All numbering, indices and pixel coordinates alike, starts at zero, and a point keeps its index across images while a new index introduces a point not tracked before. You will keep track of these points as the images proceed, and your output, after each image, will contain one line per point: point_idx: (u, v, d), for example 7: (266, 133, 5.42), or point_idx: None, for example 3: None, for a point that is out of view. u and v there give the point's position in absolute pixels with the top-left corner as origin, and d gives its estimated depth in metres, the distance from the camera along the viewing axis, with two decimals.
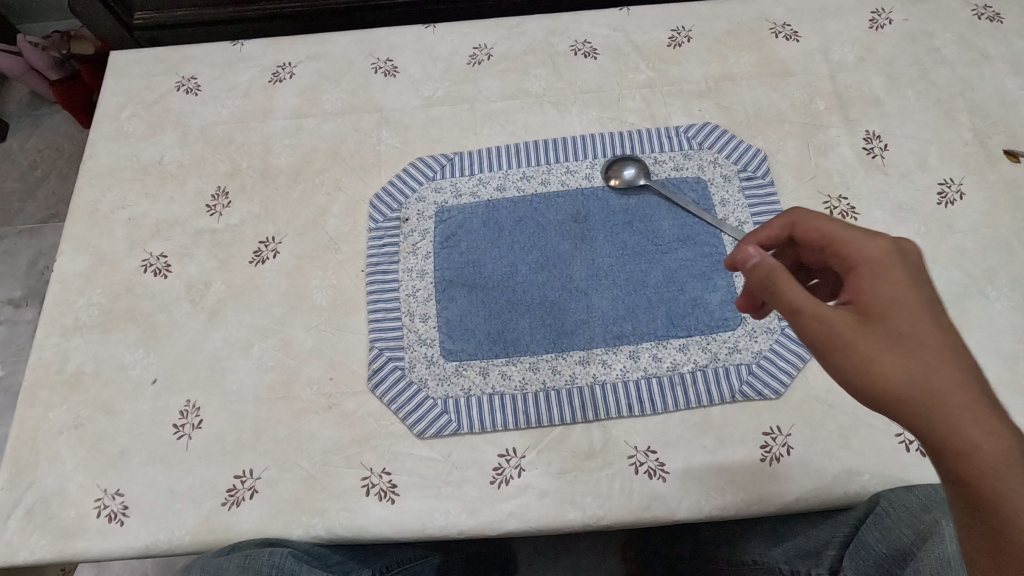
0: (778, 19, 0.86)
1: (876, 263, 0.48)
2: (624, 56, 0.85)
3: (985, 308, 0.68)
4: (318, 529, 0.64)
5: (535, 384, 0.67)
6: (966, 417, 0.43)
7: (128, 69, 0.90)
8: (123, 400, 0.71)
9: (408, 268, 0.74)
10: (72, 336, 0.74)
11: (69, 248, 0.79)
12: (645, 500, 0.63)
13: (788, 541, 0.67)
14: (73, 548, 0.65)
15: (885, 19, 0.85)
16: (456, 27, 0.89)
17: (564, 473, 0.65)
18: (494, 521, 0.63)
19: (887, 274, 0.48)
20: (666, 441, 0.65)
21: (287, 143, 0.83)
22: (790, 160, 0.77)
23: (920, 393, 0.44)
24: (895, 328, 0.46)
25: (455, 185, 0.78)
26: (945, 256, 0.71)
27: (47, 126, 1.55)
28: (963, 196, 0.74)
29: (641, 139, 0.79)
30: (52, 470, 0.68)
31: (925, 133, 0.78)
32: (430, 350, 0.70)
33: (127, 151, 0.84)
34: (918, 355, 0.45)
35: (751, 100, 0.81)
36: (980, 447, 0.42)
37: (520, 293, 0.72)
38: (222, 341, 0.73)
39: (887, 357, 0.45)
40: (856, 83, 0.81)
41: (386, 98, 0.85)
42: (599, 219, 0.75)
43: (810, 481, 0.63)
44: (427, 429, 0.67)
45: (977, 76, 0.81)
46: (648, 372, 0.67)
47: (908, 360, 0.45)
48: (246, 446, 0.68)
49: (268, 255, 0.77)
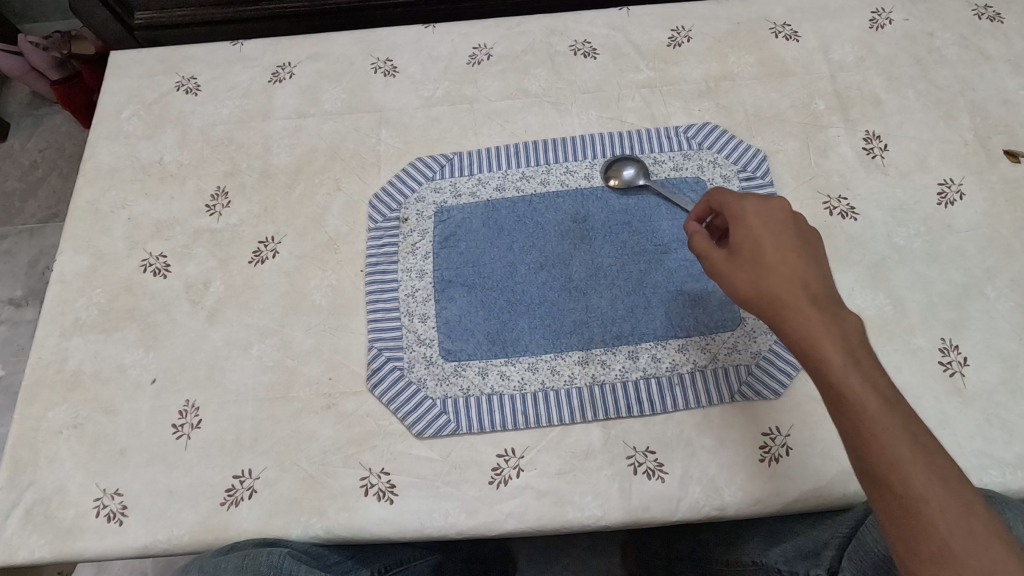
0: (778, 19, 0.86)
1: (748, 216, 0.56)
2: (624, 56, 0.85)
3: (985, 308, 0.68)
4: (317, 529, 0.64)
5: (534, 384, 0.67)
6: (820, 335, 0.50)
7: (128, 69, 0.90)
8: (122, 400, 0.71)
9: (408, 268, 0.74)
10: (71, 336, 0.74)
11: (69, 248, 0.79)
12: (644, 501, 0.63)
13: (787, 542, 0.67)
14: (72, 547, 0.65)
15: (885, 19, 0.85)
16: (456, 27, 0.89)
17: (563, 473, 0.65)
18: (493, 522, 0.63)
19: (753, 218, 0.56)
20: (665, 441, 0.65)
21: (287, 143, 0.83)
22: (790, 160, 0.77)
23: (781, 319, 0.52)
24: (757, 268, 0.54)
25: (454, 185, 0.78)
26: (945, 257, 0.71)
27: (48, 126, 1.56)
28: (962, 196, 0.74)
29: (641, 139, 0.79)
30: (51, 469, 0.68)
31: (925, 133, 0.78)
32: (430, 350, 0.70)
33: (127, 151, 0.84)
34: (775, 288, 0.53)
35: (751, 100, 0.81)
36: (831, 361, 0.49)
37: (519, 293, 0.72)
38: (221, 340, 0.73)
39: (751, 290, 0.54)
40: (856, 83, 0.81)
41: (386, 98, 0.85)
42: (598, 219, 0.75)
43: (809, 482, 0.63)
44: (426, 429, 0.67)
45: (977, 76, 0.80)
46: (647, 372, 0.67)
47: (771, 291, 0.53)
48: (245, 445, 0.68)
49: (267, 255, 0.77)
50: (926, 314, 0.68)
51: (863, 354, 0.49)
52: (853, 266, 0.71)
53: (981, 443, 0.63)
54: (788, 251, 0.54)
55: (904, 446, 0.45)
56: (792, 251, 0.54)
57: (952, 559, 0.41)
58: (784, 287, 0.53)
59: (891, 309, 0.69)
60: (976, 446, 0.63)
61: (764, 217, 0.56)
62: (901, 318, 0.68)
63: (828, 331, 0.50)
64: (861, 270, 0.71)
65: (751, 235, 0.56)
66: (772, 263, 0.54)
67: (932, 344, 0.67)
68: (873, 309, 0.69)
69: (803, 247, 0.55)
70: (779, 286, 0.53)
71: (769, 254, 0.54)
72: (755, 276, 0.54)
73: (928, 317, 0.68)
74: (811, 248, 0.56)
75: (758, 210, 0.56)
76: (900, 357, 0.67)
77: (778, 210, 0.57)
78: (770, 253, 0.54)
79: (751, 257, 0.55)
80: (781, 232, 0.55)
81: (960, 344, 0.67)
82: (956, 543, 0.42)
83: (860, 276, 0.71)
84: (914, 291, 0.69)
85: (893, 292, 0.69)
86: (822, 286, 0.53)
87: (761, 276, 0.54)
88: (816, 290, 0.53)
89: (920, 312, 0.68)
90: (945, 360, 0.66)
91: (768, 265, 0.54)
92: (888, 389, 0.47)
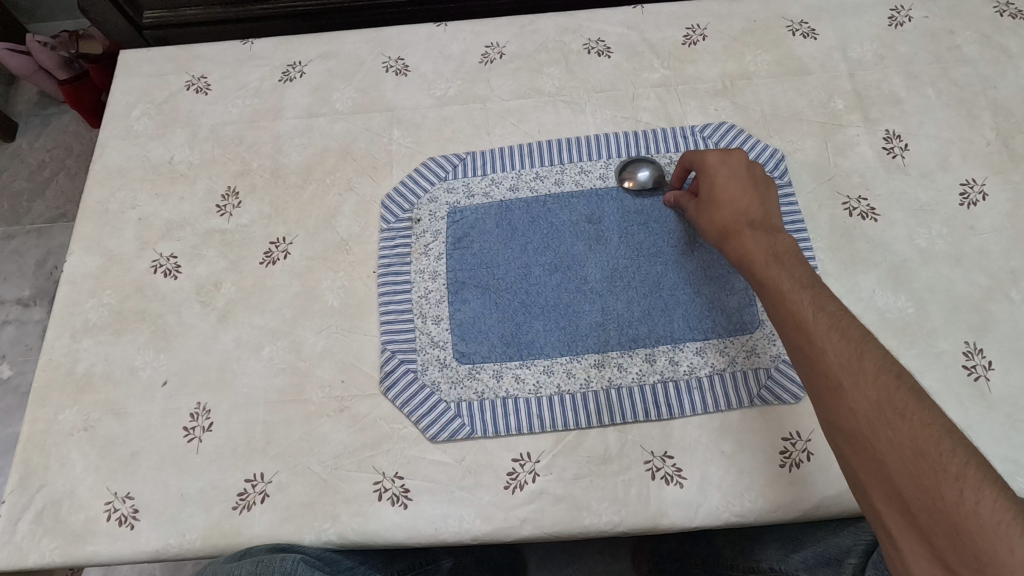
0: (795, 17, 0.85)
1: (704, 159, 0.66)
2: (639, 55, 0.84)
3: (1010, 311, 0.67)
4: (330, 534, 0.63)
5: (550, 388, 0.66)
6: (756, 251, 0.60)
7: (138, 68, 0.89)
8: (133, 402, 0.70)
9: (421, 269, 0.73)
10: (82, 338, 0.73)
11: (80, 248, 0.78)
12: (663, 507, 0.62)
13: (806, 548, 0.65)
14: (84, 551, 0.64)
15: (904, 16, 0.83)
16: (468, 26, 0.88)
17: (579, 478, 0.64)
18: (509, 527, 0.62)
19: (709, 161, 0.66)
20: (684, 445, 0.64)
21: (298, 142, 0.82)
22: (809, 160, 0.76)
23: (727, 243, 0.63)
24: (711, 203, 0.65)
25: (467, 186, 0.77)
26: (968, 258, 0.70)
27: (56, 126, 1.55)
28: (985, 196, 0.73)
29: (657, 138, 0.78)
30: (62, 472, 0.67)
31: (946, 133, 0.76)
32: (443, 352, 0.69)
33: (137, 151, 0.84)
34: (719, 218, 0.63)
35: (768, 99, 0.80)
36: (762, 270, 0.58)
37: (534, 294, 0.71)
38: (232, 343, 0.72)
39: (710, 225, 0.64)
40: (875, 81, 0.80)
41: (398, 98, 0.84)
42: (613, 219, 0.73)
43: (830, 488, 0.62)
44: (440, 433, 0.66)
45: (1000, 75, 0.79)
46: (665, 375, 0.66)
47: (721, 222, 0.63)
48: (258, 449, 0.67)
49: (279, 255, 0.76)
50: (949, 317, 0.67)
51: (791, 260, 0.58)
52: (873, 268, 0.70)
53: (1007, 448, 0.62)
54: (737, 185, 0.64)
55: (817, 321, 0.51)
56: (738, 185, 0.64)
57: (846, 403, 0.47)
58: (731, 217, 0.63)
59: (914, 312, 0.67)
60: (1001, 452, 0.62)
61: (719, 158, 0.66)
62: (923, 321, 0.67)
63: (762, 248, 0.60)
64: (882, 272, 0.70)
65: (707, 176, 0.66)
66: (723, 197, 0.64)
67: (955, 348, 0.66)
68: (896, 312, 0.68)
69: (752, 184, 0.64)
70: (726, 216, 0.63)
71: (721, 190, 0.64)
72: (709, 211, 0.65)
73: (952, 320, 0.67)
74: (761, 185, 0.65)
75: (714, 154, 0.66)
76: (922, 360, 0.66)
77: (732, 154, 0.66)
78: (721, 190, 0.64)
79: (706, 196, 0.65)
80: (731, 171, 0.65)
81: (983, 347, 0.66)
82: (850, 387, 0.47)
83: (881, 278, 0.69)
84: (937, 294, 0.68)
85: (915, 295, 0.68)
86: (765, 215, 0.63)
87: (713, 210, 0.64)
88: (758, 217, 0.62)
89: (943, 315, 0.67)
90: (970, 364, 0.65)
91: (718, 200, 0.64)
92: (812, 282, 0.55)
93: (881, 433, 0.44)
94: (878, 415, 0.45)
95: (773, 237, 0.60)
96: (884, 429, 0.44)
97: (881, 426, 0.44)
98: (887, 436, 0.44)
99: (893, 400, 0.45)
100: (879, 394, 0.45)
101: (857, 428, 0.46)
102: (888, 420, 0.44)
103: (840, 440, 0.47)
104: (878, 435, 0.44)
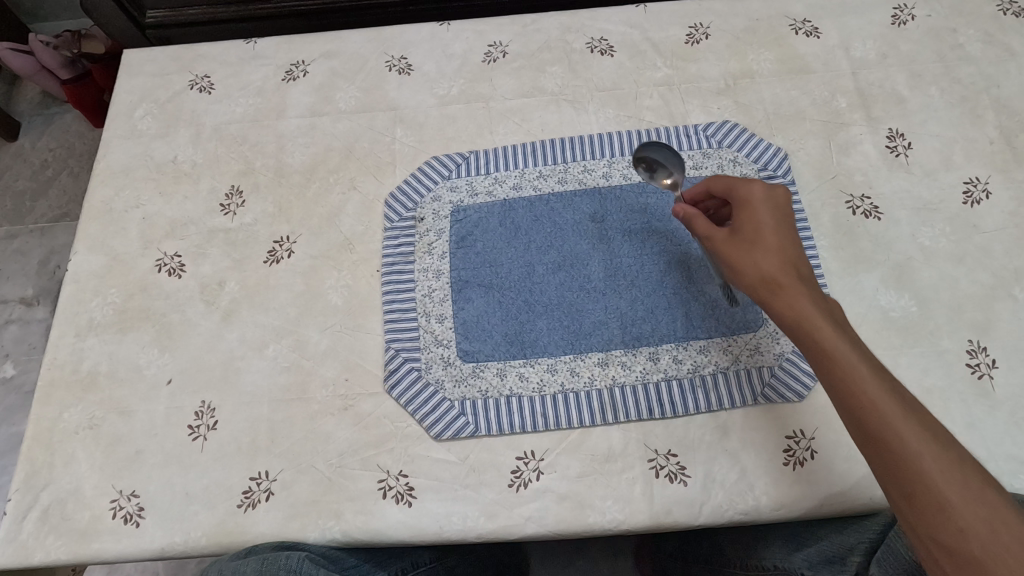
0: (798, 16, 0.85)
1: (753, 200, 0.58)
2: (642, 54, 0.84)
3: (1013, 310, 0.67)
4: (335, 532, 0.64)
5: (553, 386, 0.67)
6: (815, 314, 0.53)
7: (142, 67, 0.89)
8: (138, 400, 0.70)
9: (424, 268, 0.73)
10: (86, 337, 0.74)
11: (84, 247, 0.78)
12: (666, 505, 0.62)
13: (810, 546, 0.65)
14: (89, 549, 0.64)
15: (907, 15, 0.83)
16: (471, 25, 0.88)
17: (583, 476, 0.64)
18: (513, 525, 0.63)
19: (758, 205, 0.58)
20: (687, 444, 0.64)
21: (302, 141, 0.82)
22: (812, 159, 0.76)
23: (777, 297, 0.55)
24: (752, 247, 0.57)
25: (470, 185, 0.77)
26: (971, 257, 0.70)
27: (58, 126, 1.56)
28: (989, 194, 0.73)
29: (659, 137, 0.78)
30: (67, 470, 0.67)
31: (949, 131, 0.76)
32: (447, 351, 0.69)
33: (141, 150, 0.84)
34: (773, 269, 0.55)
35: (771, 98, 0.80)
36: (827, 339, 0.51)
37: (538, 293, 0.71)
38: (236, 341, 0.72)
39: (749, 272, 0.56)
40: (878, 80, 0.80)
41: (401, 97, 0.84)
42: (617, 218, 0.74)
43: (835, 486, 0.62)
44: (444, 431, 0.66)
45: (1002, 74, 0.79)
46: (668, 374, 0.66)
47: (763, 269, 0.56)
48: (262, 448, 0.67)
49: (283, 254, 0.76)
50: (953, 315, 0.67)
51: (849, 332, 0.53)
52: (877, 266, 0.70)
53: (1009, 446, 0.62)
54: (788, 235, 0.57)
55: (883, 399, 0.48)
56: (789, 236, 0.57)
57: (953, 519, 0.44)
58: (776, 267, 0.55)
59: (917, 310, 0.68)
60: (1005, 450, 0.62)
61: (768, 202, 0.58)
62: (927, 320, 0.67)
63: (820, 311, 0.53)
64: (886, 271, 0.70)
65: (755, 219, 0.58)
66: (768, 243, 0.56)
67: (959, 346, 0.66)
68: (899, 311, 0.68)
69: (796, 235, 0.58)
70: (771, 265, 0.55)
71: (764, 236, 0.57)
72: (750, 256, 0.56)
73: (955, 319, 0.67)
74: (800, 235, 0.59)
75: (753, 187, 0.59)
76: (926, 359, 0.66)
77: (772, 188, 0.58)
78: (767, 231, 0.57)
79: (745, 238, 0.57)
80: (780, 218, 0.58)
81: (987, 346, 0.66)
82: (956, 502, 0.44)
83: (884, 277, 0.69)
84: (940, 292, 0.68)
85: (918, 294, 0.68)
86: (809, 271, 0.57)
87: (755, 256, 0.56)
88: (807, 273, 0.56)
89: (947, 313, 0.67)
90: (973, 362, 0.65)
91: (771, 248, 0.56)
92: (878, 363, 0.51)
93: (999, 557, 0.42)
94: (994, 538, 0.43)
95: (821, 294, 0.55)
96: (1001, 551, 0.42)
97: (997, 547, 0.42)
98: (1006, 561, 0.42)
99: (1002, 518, 0.43)
100: (987, 510, 0.44)
101: (970, 549, 0.43)
102: (1004, 543, 0.42)
103: (940, 556, 0.44)
104: (976, 537, 0.43)
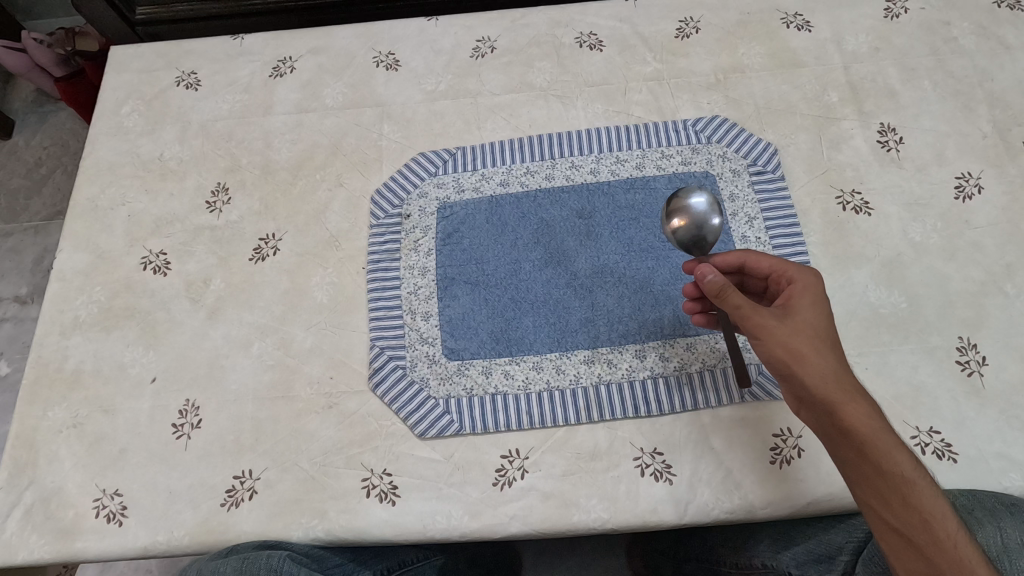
0: (790, 9, 0.84)
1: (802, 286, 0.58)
2: (631, 48, 0.83)
3: (1004, 307, 0.66)
4: (318, 531, 0.63)
5: (540, 384, 0.66)
6: (864, 410, 0.51)
7: (129, 64, 0.89)
8: (123, 399, 0.70)
9: (410, 265, 0.73)
10: (71, 335, 0.73)
11: (70, 245, 0.78)
12: (652, 503, 0.62)
13: (798, 545, 0.65)
14: (72, 547, 0.64)
15: (900, 7, 0.82)
16: (459, 20, 0.87)
17: (568, 474, 0.64)
18: (497, 524, 0.62)
19: (806, 292, 0.57)
20: (673, 442, 0.64)
21: (288, 138, 0.82)
22: (803, 154, 0.75)
23: (827, 387, 0.52)
24: (814, 338, 0.54)
25: (457, 181, 0.76)
26: (962, 253, 0.69)
27: (52, 124, 1.56)
28: (981, 189, 0.72)
29: (649, 131, 0.77)
30: (51, 469, 0.67)
31: (942, 126, 0.76)
32: (433, 349, 0.69)
33: (127, 147, 0.83)
34: (823, 359, 0.53)
35: (761, 93, 0.79)
36: (876, 436, 0.50)
37: (523, 291, 0.70)
38: (221, 340, 0.72)
39: (817, 364, 0.53)
40: (870, 74, 0.79)
41: (388, 93, 0.83)
42: (605, 214, 0.73)
43: (823, 485, 0.61)
44: (428, 429, 0.65)
45: (997, 67, 0.78)
46: (655, 371, 0.66)
47: (827, 363, 0.53)
48: (246, 447, 0.67)
49: (268, 252, 0.76)
50: (944, 312, 0.66)
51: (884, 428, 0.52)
52: (868, 263, 0.69)
53: (999, 444, 0.61)
54: (831, 325, 0.56)
55: (946, 511, 0.48)
56: (832, 326, 0.56)
57: None
58: (839, 363, 0.53)
59: (907, 307, 0.67)
60: (994, 448, 0.61)
61: (815, 289, 0.58)
62: (917, 317, 0.66)
63: (867, 406, 0.51)
64: (876, 266, 0.69)
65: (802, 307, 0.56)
66: (827, 336, 0.55)
67: (949, 343, 0.65)
68: (889, 308, 0.67)
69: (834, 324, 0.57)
70: (833, 360, 0.54)
71: (819, 325, 0.55)
72: (817, 348, 0.54)
73: (945, 315, 0.66)
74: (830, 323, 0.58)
75: (802, 278, 0.58)
76: (915, 356, 0.65)
77: (819, 280, 0.59)
78: (814, 319, 0.56)
79: (807, 328, 0.55)
80: (826, 307, 0.57)
81: (978, 343, 0.65)
82: None
83: (874, 273, 0.69)
84: (930, 289, 0.67)
85: (908, 290, 0.67)
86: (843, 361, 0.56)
87: (821, 349, 0.54)
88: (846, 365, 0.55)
89: (937, 310, 0.66)
90: (963, 359, 0.64)
91: (819, 338, 0.54)
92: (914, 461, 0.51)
93: None
94: None
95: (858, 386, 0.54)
96: None
97: None
98: None
99: None
100: None
101: None
102: None
103: None
104: None
